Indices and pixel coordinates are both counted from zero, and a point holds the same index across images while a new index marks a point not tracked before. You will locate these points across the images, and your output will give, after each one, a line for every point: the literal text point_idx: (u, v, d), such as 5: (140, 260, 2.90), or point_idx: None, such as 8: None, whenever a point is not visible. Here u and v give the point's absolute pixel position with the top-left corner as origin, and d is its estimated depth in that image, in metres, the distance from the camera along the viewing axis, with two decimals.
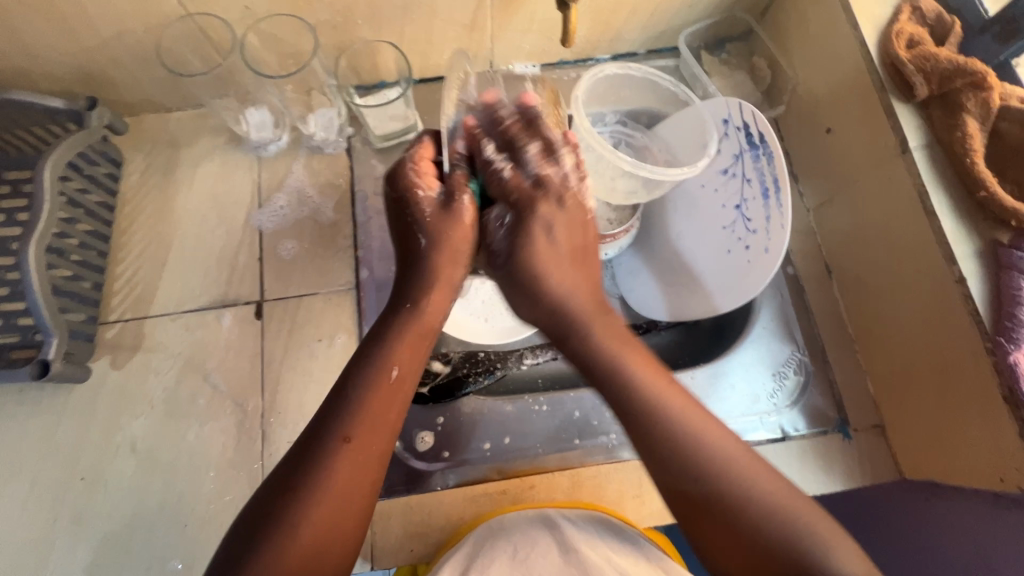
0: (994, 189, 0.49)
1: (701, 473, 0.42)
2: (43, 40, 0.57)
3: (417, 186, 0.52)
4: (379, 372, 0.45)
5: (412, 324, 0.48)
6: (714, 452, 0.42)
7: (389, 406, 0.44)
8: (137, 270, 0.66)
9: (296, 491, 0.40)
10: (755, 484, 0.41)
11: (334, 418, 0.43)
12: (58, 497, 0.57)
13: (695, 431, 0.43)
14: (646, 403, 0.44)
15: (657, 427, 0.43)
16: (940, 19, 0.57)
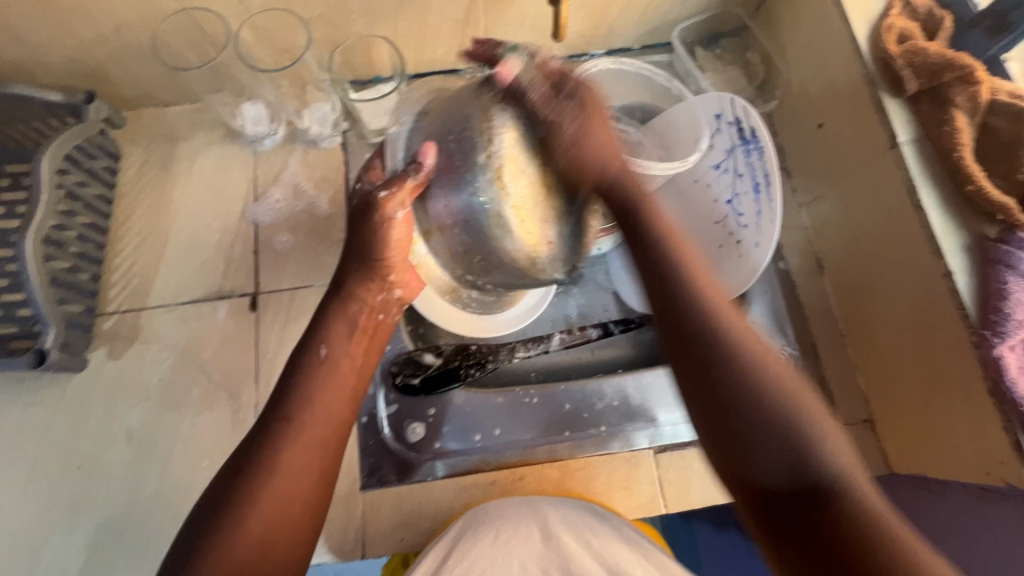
0: (982, 183, 0.49)
1: (735, 368, 0.40)
2: (42, 35, 0.58)
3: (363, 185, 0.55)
4: (309, 350, 0.48)
5: (341, 313, 0.51)
6: (752, 357, 0.40)
7: (331, 382, 0.46)
8: (134, 262, 0.66)
9: (242, 469, 0.41)
10: (781, 390, 0.39)
11: (274, 404, 0.44)
12: (56, 484, 0.58)
13: (732, 331, 0.42)
14: (702, 305, 0.43)
15: (694, 311, 0.43)
16: (931, 15, 0.57)
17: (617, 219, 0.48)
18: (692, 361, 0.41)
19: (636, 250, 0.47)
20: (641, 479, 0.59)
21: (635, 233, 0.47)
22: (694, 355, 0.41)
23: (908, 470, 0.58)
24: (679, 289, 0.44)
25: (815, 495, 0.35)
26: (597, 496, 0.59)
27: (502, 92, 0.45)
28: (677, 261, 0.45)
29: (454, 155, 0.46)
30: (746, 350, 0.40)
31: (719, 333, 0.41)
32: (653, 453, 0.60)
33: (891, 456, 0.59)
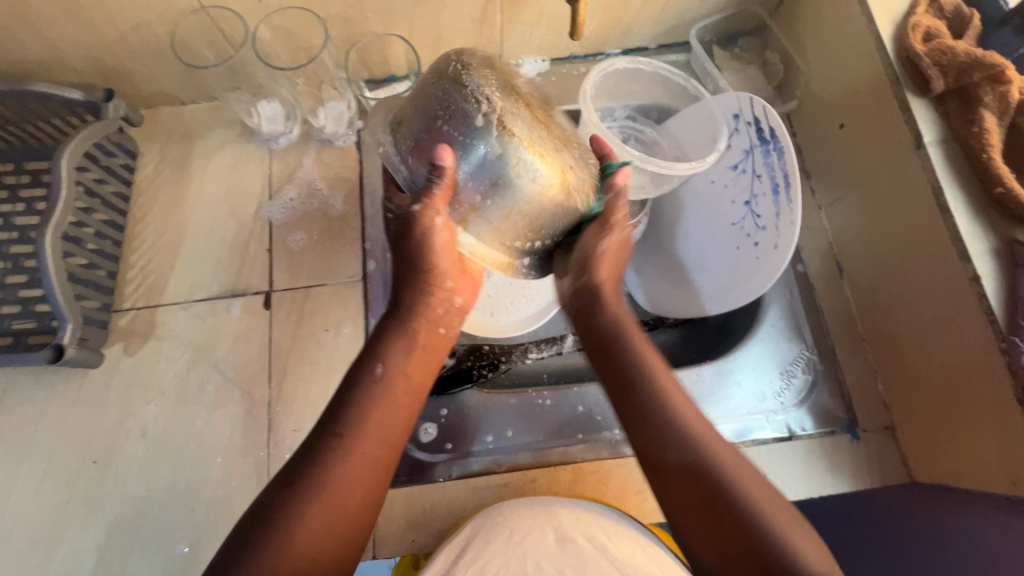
0: (1012, 185, 0.48)
1: (699, 461, 0.41)
2: (63, 33, 0.59)
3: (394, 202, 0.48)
4: (367, 368, 0.46)
5: (395, 324, 0.49)
6: (712, 447, 0.42)
7: (388, 404, 0.45)
8: (150, 259, 0.67)
9: (294, 484, 0.40)
10: (740, 481, 0.40)
11: (329, 418, 0.43)
12: (72, 479, 0.59)
13: (694, 423, 0.43)
14: (654, 394, 0.44)
15: (654, 405, 0.44)
16: (958, 11, 0.55)
17: (595, 325, 0.51)
18: (659, 456, 0.42)
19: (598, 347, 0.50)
20: None
21: (604, 338, 0.49)
22: (657, 452, 0.43)
23: (931, 480, 0.56)
24: (640, 382, 0.45)
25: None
26: (611, 501, 0.58)
27: (467, 59, 0.40)
28: (638, 355, 0.47)
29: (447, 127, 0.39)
30: (704, 441, 0.42)
31: (680, 429, 0.42)
32: None
33: (913, 466, 0.58)
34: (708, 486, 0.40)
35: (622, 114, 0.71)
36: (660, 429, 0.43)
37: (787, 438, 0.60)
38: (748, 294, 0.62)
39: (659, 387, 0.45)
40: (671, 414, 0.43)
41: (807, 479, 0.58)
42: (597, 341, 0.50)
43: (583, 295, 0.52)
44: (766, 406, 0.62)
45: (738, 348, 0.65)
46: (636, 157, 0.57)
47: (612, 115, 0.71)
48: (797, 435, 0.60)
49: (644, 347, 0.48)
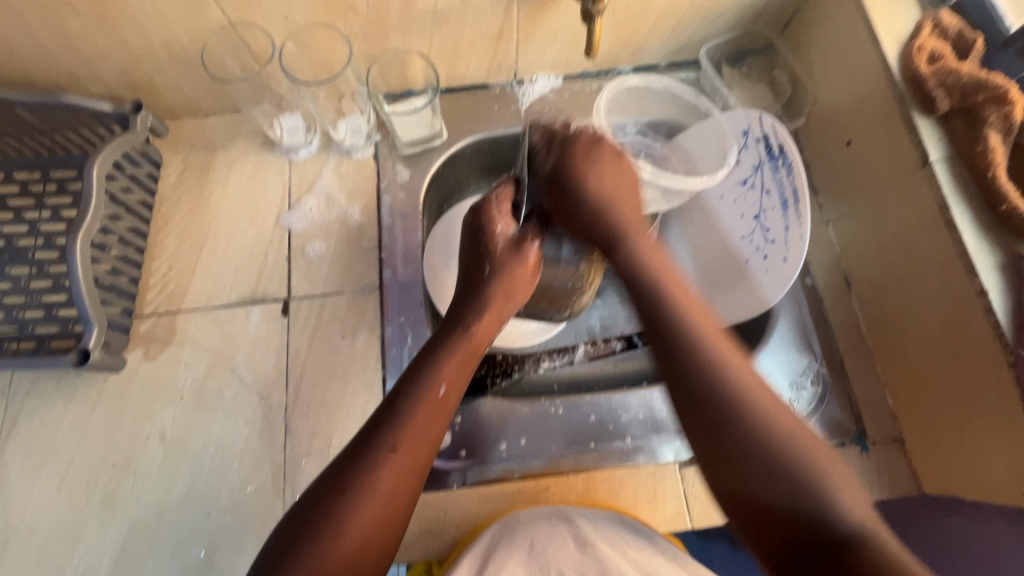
0: (1018, 203, 0.49)
1: (737, 404, 0.41)
2: (97, 47, 0.61)
3: (497, 222, 0.53)
4: (428, 387, 0.45)
5: (464, 342, 0.49)
6: (754, 392, 0.42)
7: (435, 425, 0.44)
8: (171, 266, 0.68)
9: (342, 493, 0.40)
10: (778, 428, 0.40)
11: (381, 432, 0.43)
12: (91, 481, 0.60)
13: (731, 367, 0.43)
14: (676, 323, 0.46)
15: (689, 344, 0.44)
16: (963, 34, 0.57)
17: (620, 264, 0.50)
18: (692, 399, 0.42)
19: (622, 274, 0.51)
20: (667, 494, 0.59)
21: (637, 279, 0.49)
22: (687, 388, 0.43)
23: (941, 491, 0.57)
24: (677, 320, 0.46)
25: (828, 547, 0.36)
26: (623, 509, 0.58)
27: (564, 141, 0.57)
28: (671, 296, 0.47)
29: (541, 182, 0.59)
30: (745, 386, 0.42)
31: (718, 369, 0.43)
32: (678, 467, 0.60)
33: (924, 478, 0.58)
34: (739, 432, 0.40)
35: (632, 129, 0.73)
36: (699, 368, 0.43)
37: None
38: (756, 305, 0.64)
39: (696, 330, 0.45)
40: (705, 356, 0.43)
41: None
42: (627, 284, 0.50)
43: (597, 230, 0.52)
44: None
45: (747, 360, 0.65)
46: (650, 171, 0.61)
47: (622, 130, 0.72)
48: None
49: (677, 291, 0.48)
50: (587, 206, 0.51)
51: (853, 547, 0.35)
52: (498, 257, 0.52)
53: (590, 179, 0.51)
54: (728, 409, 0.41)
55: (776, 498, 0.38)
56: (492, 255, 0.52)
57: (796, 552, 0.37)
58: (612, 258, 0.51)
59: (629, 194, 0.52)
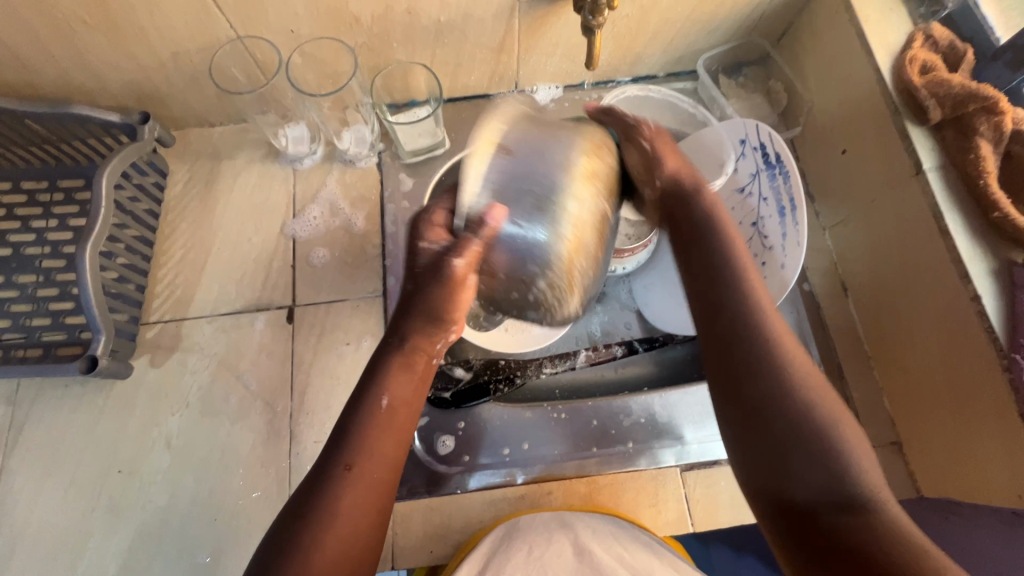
0: (1009, 210, 0.50)
1: (776, 365, 0.40)
2: (107, 60, 0.62)
3: (423, 238, 0.50)
4: (372, 402, 0.45)
5: (400, 354, 0.48)
6: (795, 358, 0.40)
7: (388, 433, 0.44)
8: (177, 274, 0.69)
9: (303, 518, 0.40)
10: (813, 394, 0.39)
11: (335, 451, 0.43)
12: (96, 488, 0.60)
13: (775, 330, 0.42)
14: (738, 287, 0.44)
15: (738, 304, 0.43)
16: (953, 46, 0.59)
17: (682, 226, 0.49)
18: (729, 355, 0.42)
19: (681, 233, 0.49)
20: (668, 497, 0.60)
21: (697, 239, 0.48)
22: (728, 346, 0.42)
23: (938, 494, 0.57)
24: (730, 279, 0.44)
25: (846, 505, 0.36)
26: (626, 513, 0.59)
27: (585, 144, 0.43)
28: (735, 264, 0.46)
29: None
30: (791, 361, 0.40)
31: (761, 331, 0.41)
32: (679, 471, 0.61)
33: (920, 480, 0.59)
34: (774, 390, 0.39)
35: None
36: (743, 326, 0.42)
37: None
38: None
39: (746, 292, 0.43)
40: (752, 316, 0.42)
41: None
42: (682, 247, 0.48)
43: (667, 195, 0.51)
44: None
45: None
46: None
47: None
48: None
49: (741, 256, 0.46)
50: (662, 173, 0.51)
51: (863, 518, 0.35)
52: (419, 274, 0.51)
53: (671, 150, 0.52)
54: (767, 368, 0.40)
55: (798, 466, 0.37)
56: (414, 273, 0.51)
57: (818, 515, 0.36)
58: (675, 214, 0.50)
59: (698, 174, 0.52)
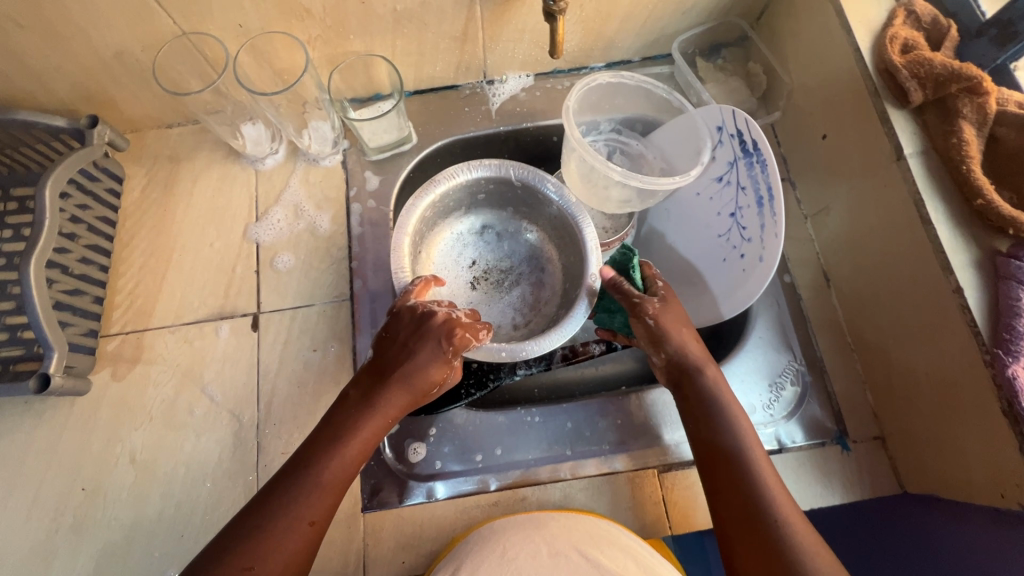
0: (992, 197, 0.48)
1: (784, 533, 0.45)
2: (47, 62, 0.59)
3: (450, 364, 0.53)
4: (331, 472, 0.48)
5: (368, 425, 0.51)
6: (797, 524, 0.46)
7: (330, 499, 0.48)
8: (138, 282, 0.67)
9: (252, 569, 0.43)
10: (816, 559, 0.43)
11: (294, 507, 0.46)
12: (61, 507, 0.59)
13: (779, 501, 0.47)
14: (735, 444, 0.50)
15: (748, 480, 0.48)
16: (936, 22, 0.55)
17: (688, 417, 0.54)
18: (745, 531, 0.46)
19: (683, 402, 0.54)
20: (645, 500, 0.58)
21: (706, 414, 0.52)
22: (740, 520, 0.47)
23: (921, 490, 0.56)
24: (741, 463, 0.49)
25: None
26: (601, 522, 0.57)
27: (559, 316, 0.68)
28: (737, 424, 0.51)
29: (499, 238, 0.75)
30: (782, 514, 0.46)
31: (770, 510, 0.46)
32: (658, 472, 0.59)
33: (903, 474, 0.58)
34: (785, 560, 0.43)
35: (607, 127, 0.74)
36: (753, 498, 0.47)
37: (777, 451, 0.60)
38: (727, 310, 0.65)
39: (755, 473, 0.48)
40: (761, 496, 0.47)
41: (796, 492, 0.58)
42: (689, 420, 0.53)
43: (674, 370, 0.55)
44: (755, 419, 0.61)
45: (726, 361, 0.64)
46: (620, 173, 0.60)
47: (596, 129, 0.74)
48: (786, 447, 0.60)
49: (748, 432, 0.51)
50: (665, 347, 0.55)
51: None
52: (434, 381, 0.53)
53: (667, 319, 0.55)
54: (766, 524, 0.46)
55: None
56: (428, 380, 0.52)
57: None
58: (676, 385, 0.55)
59: (693, 334, 0.56)
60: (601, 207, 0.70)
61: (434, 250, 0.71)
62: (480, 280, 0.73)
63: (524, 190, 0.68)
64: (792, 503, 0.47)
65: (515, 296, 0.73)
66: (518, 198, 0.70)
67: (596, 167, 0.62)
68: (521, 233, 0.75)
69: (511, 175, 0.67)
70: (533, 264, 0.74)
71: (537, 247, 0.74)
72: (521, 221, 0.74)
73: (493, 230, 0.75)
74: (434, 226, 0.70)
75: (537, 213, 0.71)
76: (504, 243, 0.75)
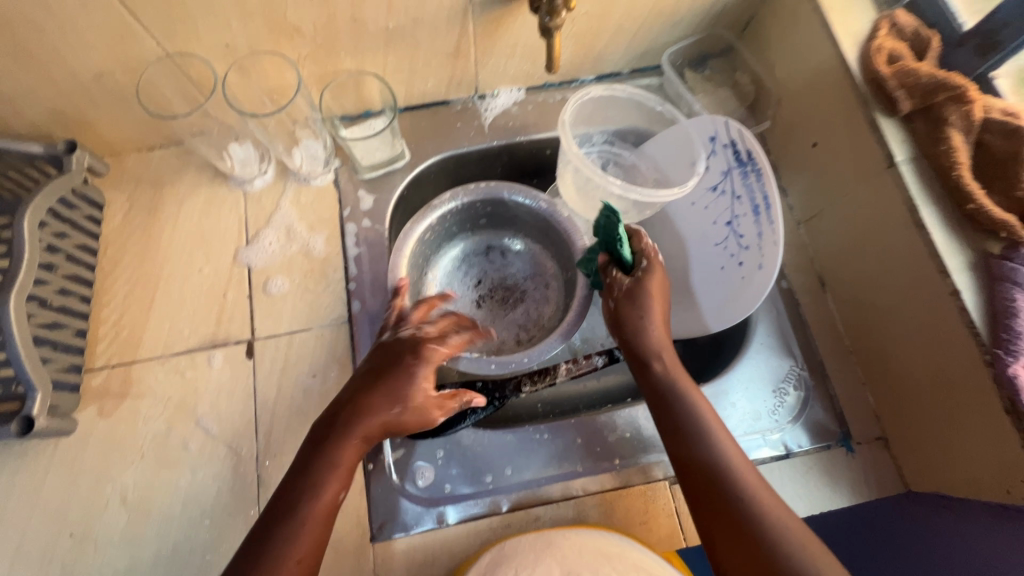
0: (983, 202, 0.50)
1: (755, 512, 0.44)
2: (21, 87, 0.56)
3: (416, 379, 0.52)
4: (320, 497, 0.46)
5: (349, 449, 0.48)
6: (766, 501, 0.45)
7: (324, 526, 0.46)
8: (123, 313, 0.64)
9: None
10: (791, 536, 0.42)
11: (279, 545, 0.43)
12: (47, 555, 0.55)
13: (750, 481, 0.46)
14: (697, 425, 0.49)
15: (711, 458, 0.47)
16: (918, 34, 0.58)
17: (654, 400, 0.53)
18: (714, 513, 0.45)
19: (646, 385, 0.54)
20: (659, 513, 0.58)
21: (665, 402, 0.51)
22: (709, 501, 0.46)
23: (925, 490, 0.57)
24: (705, 444, 0.48)
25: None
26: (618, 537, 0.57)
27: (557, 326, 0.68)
28: (699, 406, 0.50)
29: (503, 256, 0.74)
30: (752, 495, 0.45)
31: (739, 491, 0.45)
32: (670, 484, 0.59)
33: (907, 473, 0.59)
34: (761, 541, 0.42)
35: (600, 138, 0.74)
36: (719, 481, 0.46)
37: (785, 456, 0.60)
38: (716, 323, 0.65)
39: (720, 452, 0.47)
40: (728, 477, 0.46)
41: (807, 497, 0.58)
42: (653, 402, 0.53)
43: (641, 353, 0.54)
44: (762, 425, 0.62)
45: (731, 369, 0.64)
46: (619, 187, 0.61)
47: (590, 141, 0.73)
48: (794, 452, 0.60)
49: (707, 413, 0.50)
50: (630, 328, 0.55)
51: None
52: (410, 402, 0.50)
53: (636, 300, 0.55)
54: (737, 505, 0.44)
55: None
56: (398, 401, 0.50)
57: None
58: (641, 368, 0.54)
59: (661, 316, 0.55)
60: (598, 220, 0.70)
61: (436, 272, 0.72)
62: (485, 299, 0.72)
63: (520, 210, 0.69)
64: (765, 484, 0.46)
65: (520, 312, 0.72)
66: (515, 217, 0.71)
67: (595, 180, 0.62)
68: (523, 252, 0.74)
69: (504, 196, 0.67)
70: (537, 280, 0.73)
71: (541, 264, 0.74)
72: (522, 239, 0.74)
73: (496, 250, 0.74)
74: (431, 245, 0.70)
75: (536, 230, 0.71)
76: (507, 261, 0.74)
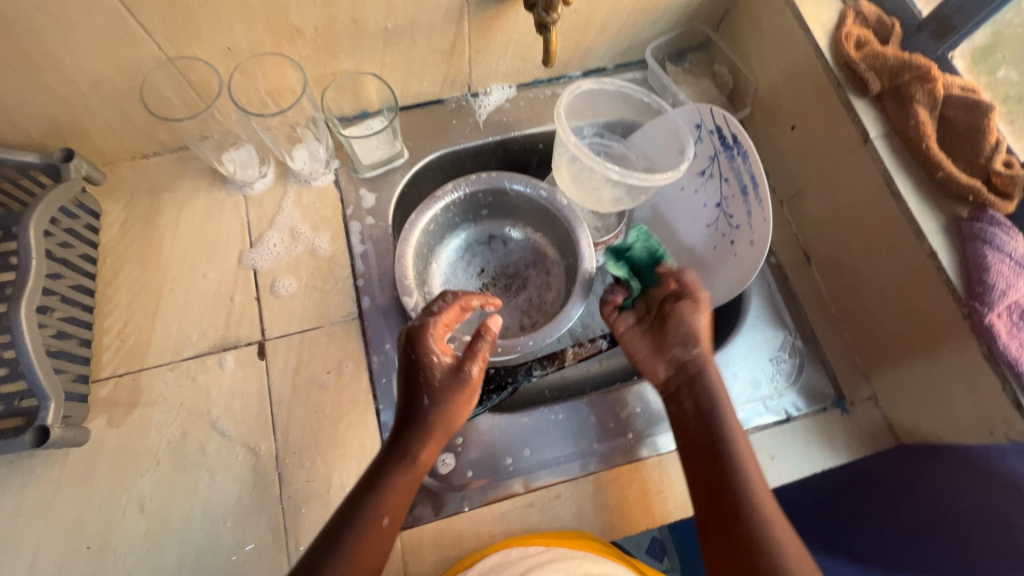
0: (951, 169, 0.54)
1: (767, 535, 0.47)
2: (17, 96, 0.56)
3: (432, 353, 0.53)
4: (376, 517, 0.48)
5: (407, 470, 0.50)
6: (779, 527, 0.48)
7: (377, 550, 0.48)
8: (126, 321, 0.63)
9: None
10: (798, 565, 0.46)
11: (328, 563, 0.46)
12: (64, 570, 0.54)
13: (767, 510, 0.49)
14: (730, 443, 0.53)
15: (737, 478, 0.51)
16: (881, 21, 0.63)
17: (692, 413, 0.56)
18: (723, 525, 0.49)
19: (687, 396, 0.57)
20: (673, 482, 0.60)
21: (704, 417, 0.55)
22: (720, 512, 0.50)
23: (914, 442, 0.61)
24: (733, 463, 0.51)
25: None
26: (635, 509, 0.59)
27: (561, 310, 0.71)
28: (733, 428, 0.54)
29: (505, 245, 0.77)
30: (768, 520, 0.48)
31: (756, 513, 0.49)
32: None
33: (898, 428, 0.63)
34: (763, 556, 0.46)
35: (590, 131, 0.76)
36: (738, 498, 0.50)
37: (785, 420, 0.63)
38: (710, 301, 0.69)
39: (743, 475, 0.51)
40: (748, 499, 0.49)
41: (808, 456, 0.62)
42: (688, 413, 0.56)
43: (687, 366, 0.57)
44: (762, 392, 0.65)
45: (730, 342, 0.68)
46: (617, 172, 0.63)
47: (581, 134, 0.76)
48: (793, 416, 0.64)
49: (740, 434, 0.53)
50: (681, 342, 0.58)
51: None
52: (436, 387, 0.52)
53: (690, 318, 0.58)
54: (752, 526, 0.48)
55: None
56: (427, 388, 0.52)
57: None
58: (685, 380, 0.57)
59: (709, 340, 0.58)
60: (595, 208, 0.73)
61: (439, 263, 0.73)
62: (489, 287, 0.75)
63: (520, 200, 0.71)
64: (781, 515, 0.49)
65: (523, 298, 0.75)
66: (516, 207, 0.73)
67: (595, 169, 0.64)
68: (524, 240, 0.76)
69: (505, 185, 0.69)
70: (539, 266, 0.76)
71: (541, 250, 0.76)
72: (524, 228, 0.76)
73: (498, 238, 0.77)
74: (434, 240, 0.71)
75: (537, 219, 0.73)
76: (509, 249, 0.77)
